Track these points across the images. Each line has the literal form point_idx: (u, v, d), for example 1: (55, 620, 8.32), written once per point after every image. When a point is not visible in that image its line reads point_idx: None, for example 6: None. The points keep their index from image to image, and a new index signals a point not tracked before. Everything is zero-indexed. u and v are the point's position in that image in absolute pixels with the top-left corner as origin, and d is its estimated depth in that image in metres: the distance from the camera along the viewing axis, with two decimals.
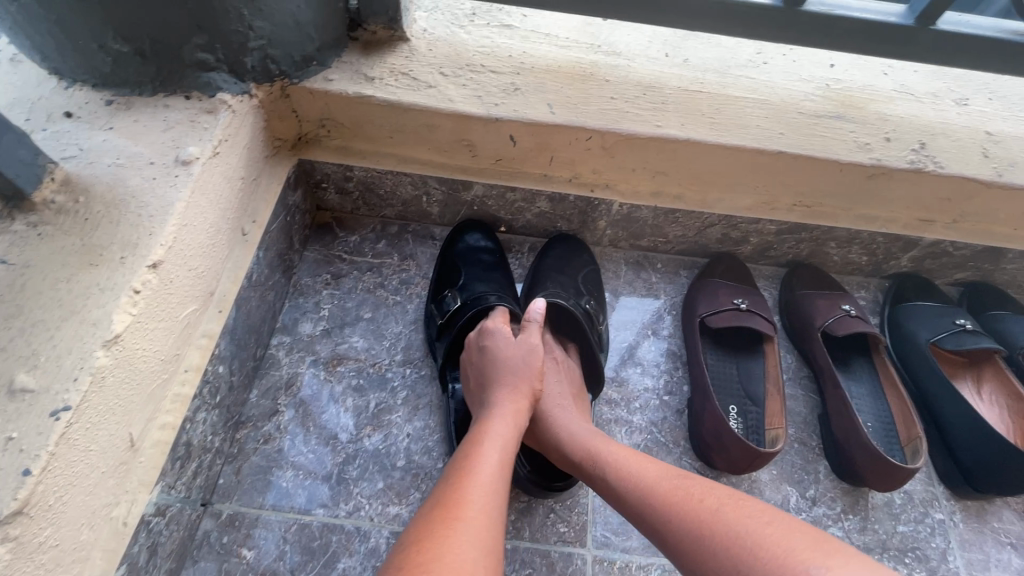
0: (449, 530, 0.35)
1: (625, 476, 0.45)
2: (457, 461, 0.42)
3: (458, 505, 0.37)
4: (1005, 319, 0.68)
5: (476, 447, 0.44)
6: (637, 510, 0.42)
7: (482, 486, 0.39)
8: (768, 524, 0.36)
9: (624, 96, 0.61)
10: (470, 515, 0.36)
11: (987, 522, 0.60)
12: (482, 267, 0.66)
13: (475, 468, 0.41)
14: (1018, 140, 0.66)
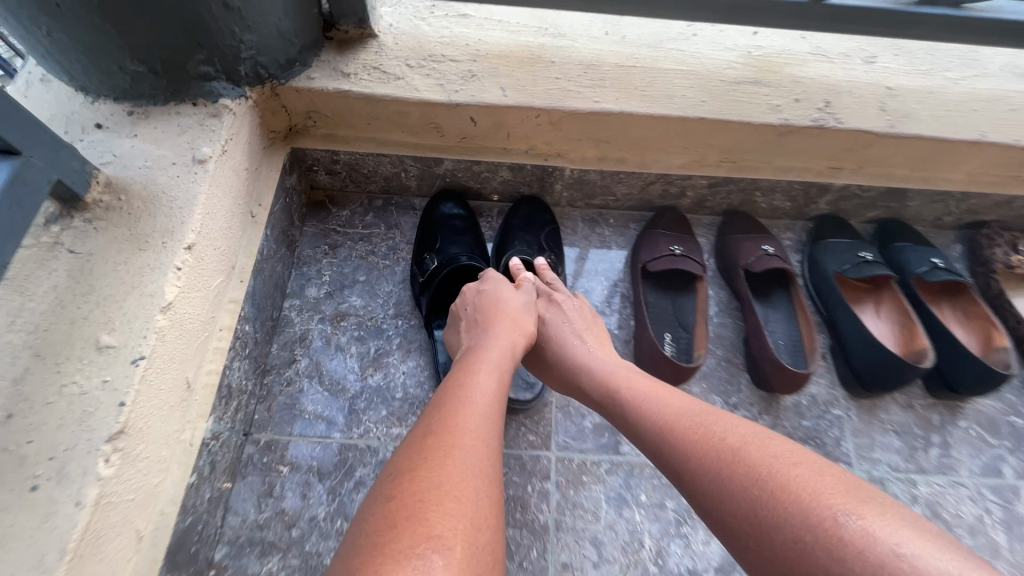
0: (441, 448, 0.41)
1: (651, 413, 0.50)
2: (451, 389, 0.49)
3: (454, 428, 0.43)
4: (905, 251, 0.81)
5: (472, 379, 0.50)
6: (661, 442, 0.47)
7: (476, 416, 0.45)
8: (790, 468, 0.38)
9: (568, 75, 0.71)
10: (464, 438, 0.42)
11: (876, 414, 0.74)
12: (456, 232, 0.77)
13: (469, 400, 0.47)
14: (914, 92, 0.76)
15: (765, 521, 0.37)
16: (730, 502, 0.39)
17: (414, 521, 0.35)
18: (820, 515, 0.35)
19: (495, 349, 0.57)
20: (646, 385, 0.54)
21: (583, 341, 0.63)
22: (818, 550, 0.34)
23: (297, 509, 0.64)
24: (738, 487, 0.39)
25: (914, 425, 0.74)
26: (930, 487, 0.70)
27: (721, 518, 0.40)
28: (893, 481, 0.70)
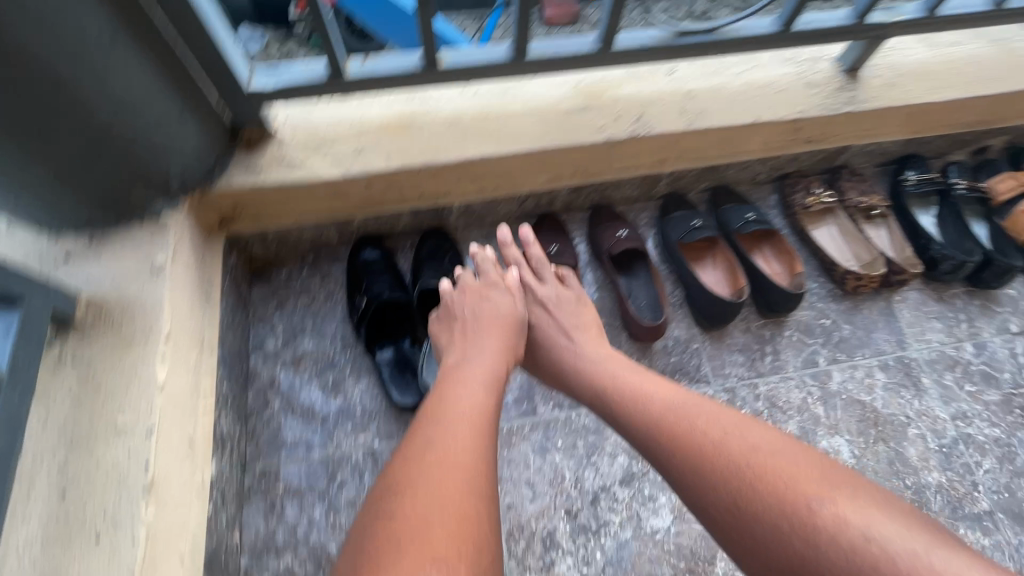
0: (433, 486, 0.55)
1: (642, 416, 0.66)
2: (432, 421, 0.62)
3: (439, 464, 0.57)
4: (728, 210, 1.05)
5: (451, 407, 0.64)
6: (654, 436, 0.63)
7: (458, 446, 0.59)
8: (773, 460, 0.55)
9: (437, 134, 0.89)
10: (453, 471, 0.56)
11: (723, 341, 0.98)
12: (377, 271, 0.95)
13: (451, 430, 0.61)
14: (707, 92, 0.98)
15: (747, 502, 0.54)
16: (716, 486, 0.56)
17: (426, 561, 0.49)
18: (795, 496, 0.52)
19: (473, 368, 0.72)
20: (636, 387, 0.69)
21: (564, 329, 0.84)
22: (787, 524, 0.51)
23: (298, 514, 0.82)
24: (725, 479, 0.56)
25: (752, 342, 0.98)
26: (767, 385, 0.95)
27: (699, 498, 0.57)
28: (740, 387, 0.95)
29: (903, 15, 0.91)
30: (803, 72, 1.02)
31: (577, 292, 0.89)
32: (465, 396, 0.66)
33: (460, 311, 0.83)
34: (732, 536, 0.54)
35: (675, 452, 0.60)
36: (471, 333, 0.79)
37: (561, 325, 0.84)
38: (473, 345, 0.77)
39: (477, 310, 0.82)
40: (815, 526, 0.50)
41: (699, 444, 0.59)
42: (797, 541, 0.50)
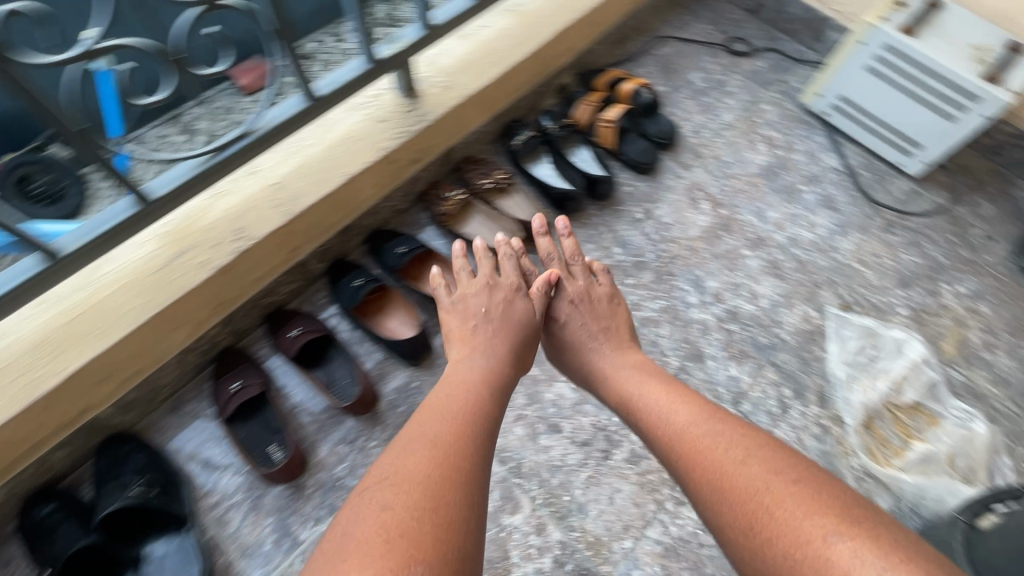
0: (433, 462, 0.66)
1: (668, 434, 0.78)
2: (444, 416, 0.74)
3: (435, 451, 0.68)
4: (384, 254, 1.13)
5: (461, 406, 0.77)
6: (674, 448, 0.76)
7: (456, 436, 0.71)
8: (792, 486, 0.64)
9: (22, 369, 0.80)
10: (441, 455, 0.67)
11: (434, 366, 1.07)
12: (57, 526, 0.85)
13: (465, 427, 0.73)
14: (291, 175, 1.02)
15: (749, 516, 0.64)
16: (728, 502, 0.67)
17: (412, 524, 0.59)
18: (808, 532, 0.59)
19: (479, 366, 0.85)
20: (657, 408, 0.83)
21: (597, 326, 1.00)
22: (798, 556, 0.58)
23: None
24: (739, 500, 0.66)
25: None
26: None
27: (714, 511, 0.68)
28: None
29: (405, 40, 1.03)
30: (370, 113, 1.11)
31: (607, 292, 1.05)
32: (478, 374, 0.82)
33: (460, 322, 0.96)
34: (741, 548, 0.64)
35: (694, 469, 0.72)
36: (492, 324, 0.93)
37: (607, 311, 1.03)
38: (501, 334, 0.92)
39: (486, 301, 0.97)
40: (825, 556, 0.57)
41: (723, 460, 0.71)
42: (799, 562, 0.58)
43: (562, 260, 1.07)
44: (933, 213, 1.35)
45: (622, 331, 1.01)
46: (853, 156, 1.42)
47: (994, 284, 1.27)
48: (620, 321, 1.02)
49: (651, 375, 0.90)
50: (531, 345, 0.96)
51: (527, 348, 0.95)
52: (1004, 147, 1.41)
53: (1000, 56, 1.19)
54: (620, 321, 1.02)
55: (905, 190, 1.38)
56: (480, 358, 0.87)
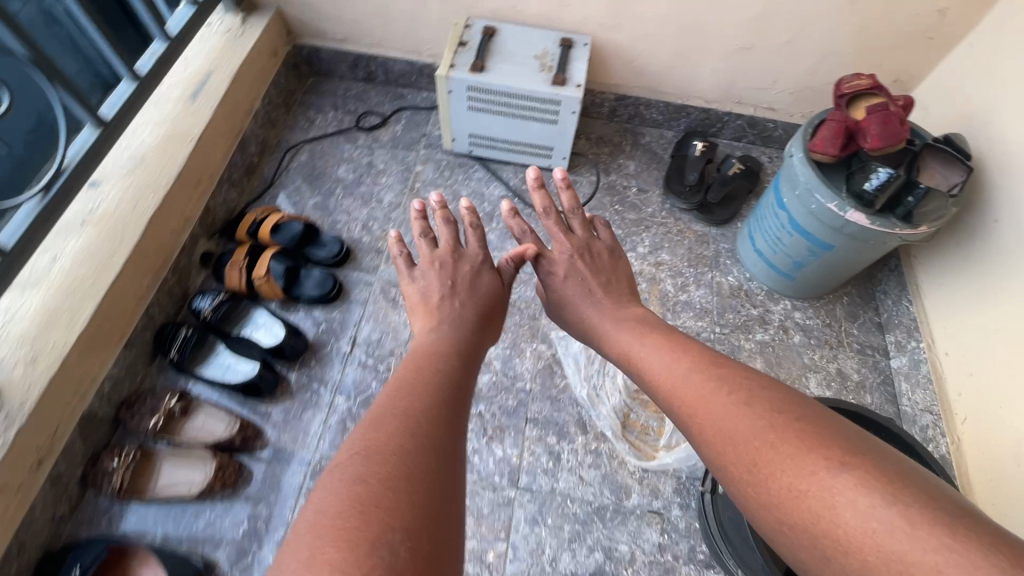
0: (414, 448, 0.65)
1: (676, 376, 0.83)
2: (442, 395, 0.76)
3: (430, 430, 0.68)
4: None
5: (451, 391, 0.78)
6: (672, 393, 0.82)
7: (444, 416, 0.72)
8: (790, 418, 0.68)
9: None
10: (440, 432, 0.68)
11: None
12: None
13: (446, 404, 0.74)
14: None
15: (753, 458, 0.67)
16: (729, 442, 0.70)
17: (387, 497, 0.58)
18: (812, 463, 0.62)
19: (461, 362, 0.87)
20: (656, 366, 0.88)
21: (597, 283, 1.10)
22: (800, 484, 0.62)
23: None
24: (741, 439, 0.69)
25: None
26: None
27: (714, 452, 0.72)
28: None
29: None
30: None
31: (606, 248, 1.17)
32: (448, 366, 0.83)
33: (441, 283, 1.05)
34: (738, 481, 0.68)
35: (695, 405, 0.77)
36: (464, 316, 0.99)
37: (605, 267, 1.14)
38: (463, 326, 0.96)
39: (449, 279, 1.06)
40: (831, 480, 0.60)
41: (720, 395, 0.75)
42: (805, 489, 0.61)
43: (565, 213, 1.19)
44: (594, 194, 1.48)
45: (619, 290, 1.10)
46: (511, 177, 1.49)
47: (663, 231, 1.43)
48: (616, 282, 1.12)
49: (644, 332, 0.96)
50: (483, 326, 1.00)
51: (491, 328, 1.02)
52: (617, 109, 1.60)
53: (558, 58, 1.33)
54: (613, 281, 1.12)
55: (565, 185, 1.50)
56: (448, 340, 0.89)
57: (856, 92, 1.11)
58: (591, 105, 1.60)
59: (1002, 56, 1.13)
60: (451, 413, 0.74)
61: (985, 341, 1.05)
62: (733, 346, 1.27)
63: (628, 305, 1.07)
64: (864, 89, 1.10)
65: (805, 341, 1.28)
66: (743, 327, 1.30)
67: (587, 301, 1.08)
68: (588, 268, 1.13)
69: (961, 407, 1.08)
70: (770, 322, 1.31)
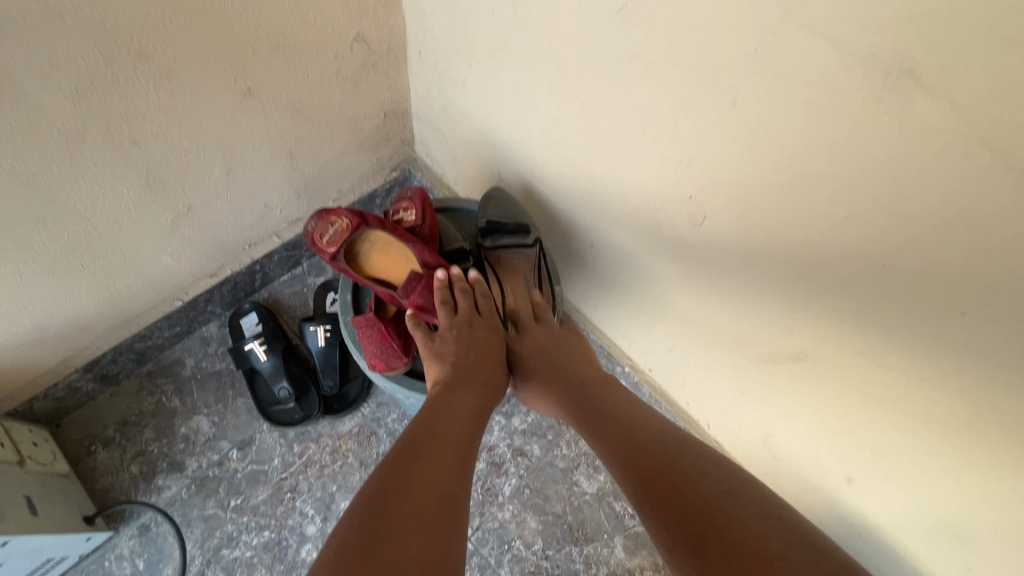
0: (403, 497, 0.49)
1: (643, 419, 0.64)
2: (449, 447, 0.56)
3: (431, 483, 0.51)
4: None
5: (456, 447, 0.57)
6: (629, 440, 0.61)
7: (455, 478, 0.53)
8: (750, 506, 0.49)
9: None
10: (439, 492, 0.51)
11: None
12: None
13: (446, 453, 0.56)
14: None
15: (702, 528, 0.49)
16: (676, 506, 0.51)
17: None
18: (768, 544, 0.46)
19: (467, 421, 0.62)
20: (616, 405, 0.67)
21: (568, 355, 0.77)
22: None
23: None
24: (709, 496, 0.51)
25: None
26: None
27: (662, 520, 0.51)
28: None
29: None
30: None
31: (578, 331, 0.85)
32: (454, 425, 0.60)
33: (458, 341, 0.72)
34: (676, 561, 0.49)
35: (658, 439, 0.60)
36: (473, 382, 0.68)
37: (579, 350, 0.80)
38: (472, 384, 0.68)
39: (470, 341, 0.73)
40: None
41: (687, 448, 0.57)
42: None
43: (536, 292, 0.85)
44: (187, 520, 0.92)
45: (581, 370, 0.76)
46: None
47: (317, 473, 0.98)
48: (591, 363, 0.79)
49: (603, 381, 0.73)
50: (476, 386, 0.68)
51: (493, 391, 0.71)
52: (109, 373, 0.97)
53: None
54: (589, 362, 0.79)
55: (135, 549, 0.89)
56: (442, 405, 0.63)
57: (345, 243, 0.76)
58: (60, 402, 0.93)
59: (458, 61, 0.85)
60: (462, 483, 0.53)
61: (670, 356, 0.92)
62: (498, 529, 0.98)
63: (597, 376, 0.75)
64: (348, 237, 0.75)
65: (545, 445, 1.05)
66: (487, 496, 1.00)
67: (547, 376, 0.75)
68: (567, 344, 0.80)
69: (699, 414, 0.98)
70: (503, 461, 1.03)
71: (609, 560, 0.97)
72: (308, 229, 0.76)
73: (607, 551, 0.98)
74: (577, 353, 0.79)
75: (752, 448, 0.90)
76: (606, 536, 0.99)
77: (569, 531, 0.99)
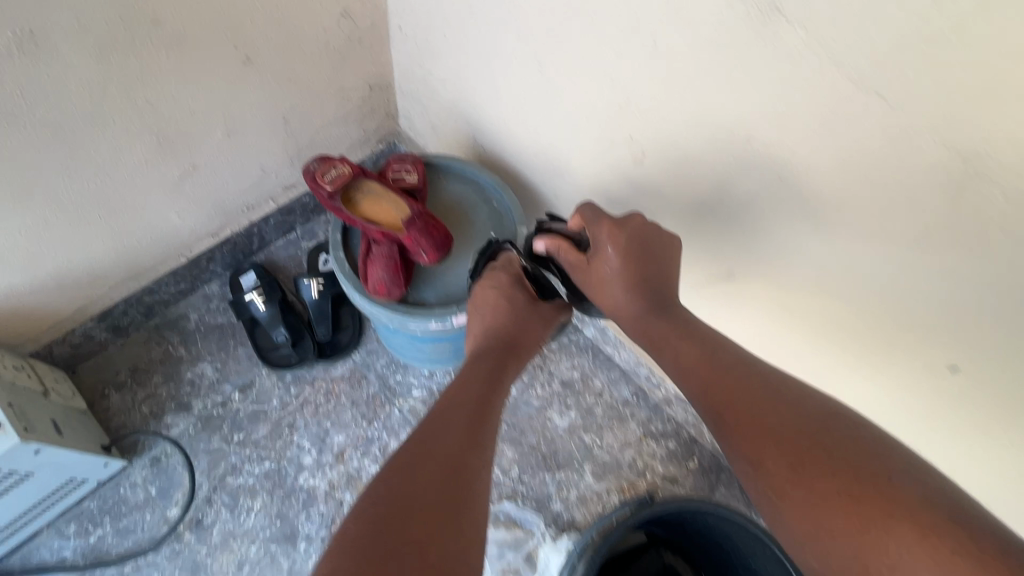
0: (421, 466, 0.55)
1: (724, 354, 0.61)
2: (462, 424, 0.63)
3: (444, 453, 0.58)
4: None
5: (466, 423, 0.63)
6: (731, 374, 0.58)
7: (468, 452, 0.59)
8: (847, 452, 0.48)
9: None
10: (452, 460, 0.57)
11: None
12: None
13: (459, 427, 0.62)
14: None
15: (803, 459, 0.49)
16: (782, 440, 0.51)
17: (401, 539, 0.49)
18: (868, 478, 0.46)
19: (480, 399, 0.67)
20: (699, 336, 0.64)
21: (647, 268, 0.69)
22: (828, 526, 0.46)
23: None
24: (808, 438, 0.50)
25: None
26: None
27: (741, 447, 0.53)
28: None
29: None
30: None
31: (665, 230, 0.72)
32: (467, 403, 0.66)
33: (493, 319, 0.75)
34: (762, 475, 0.51)
35: (750, 378, 0.57)
36: (494, 359, 0.72)
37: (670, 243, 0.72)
38: (492, 362, 0.72)
39: (503, 313, 0.75)
40: (896, 507, 0.44)
41: (779, 391, 0.55)
42: (818, 521, 0.47)
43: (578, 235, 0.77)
44: (194, 453, 1.01)
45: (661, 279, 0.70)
46: (62, 546, 0.92)
47: (311, 410, 1.08)
48: (674, 266, 0.71)
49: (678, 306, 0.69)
50: (507, 360, 0.74)
51: (512, 361, 0.75)
52: (120, 323, 1.06)
53: None
54: (673, 262, 0.71)
55: (147, 477, 0.98)
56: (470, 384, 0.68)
57: (342, 185, 0.84)
58: (75, 349, 1.02)
59: (434, 32, 0.95)
60: (474, 453, 0.60)
61: None
62: None
63: (672, 291, 0.70)
64: (345, 179, 0.83)
65: (520, 386, 1.16)
66: None
67: (621, 276, 0.70)
68: (647, 249, 0.70)
69: None
70: None
71: (578, 484, 1.07)
72: (311, 171, 0.85)
73: (577, 476, 1.08)
74: (657, 260, 0.70)
75: None
76: (576, 464, 1.09)
77: (542, 460, 1.09)
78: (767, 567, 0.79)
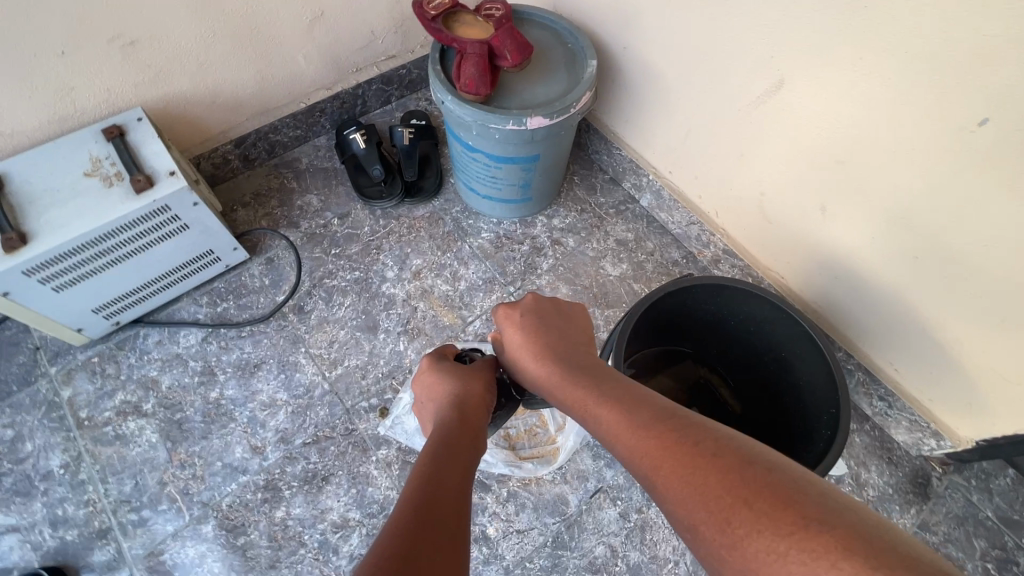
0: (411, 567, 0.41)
1: (614, 396, 0.61)
2: (442, 505, 0.50)
3: (420, 544, 0.44)
4: None
5: (444, 501, 0.51)
6: (632, 418, 0.55)
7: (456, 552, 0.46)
8: (759, 474, 0.43)
9: None
10: (432, 548, 0.44)
11: None
12: None
13: (435, 511, 0.49)
14: None
15: (727, 492, 0.43)
16: (692, 480, 0.46)
17: None
18: (781, 509, 0.40)
19: (455, 476, 0.57)
20: (594, 387, 0.64)
21: (551, 333, 0.78)
22: (770, 559, 0.39)
23: None
24: (717, 475, 0.45)
25: None
26: None
27: (674, 504, 0.46)
28: None
29: None
30: None
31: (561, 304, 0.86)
32: (449, 487, 0.54)
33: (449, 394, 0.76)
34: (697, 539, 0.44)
35: (646, 423, 0.54)
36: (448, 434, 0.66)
37: (572, 309, 0.87)
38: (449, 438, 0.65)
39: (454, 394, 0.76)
40: (819, 523, 0.38)
41: (673, 426, 0.52)
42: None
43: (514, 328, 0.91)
44: (299, 258, 1.21)
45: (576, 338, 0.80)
46: (196, 310, 1.14)
47: (396, 238, 1.25)
48: (578, 326, 0.84)
49: (582, 357, 0.73)
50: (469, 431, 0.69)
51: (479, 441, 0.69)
52: (249, 154, 1.29)
53: (118, 157, 0.96)
54: (575, 324, 0.83)
55: (263, 270, 1.19)
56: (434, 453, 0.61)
57: (442, 11, 1.00)
58: (215, 168, 1.25)
59: None
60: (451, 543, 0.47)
61: (686, 146, 1.13)
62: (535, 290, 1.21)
63: (579, 350, 0.76)
64: (445, 6, 1.00)
65: (579, 239, 1.27)
66: (529, 268, 1.23)
67: (533, 347, 0.76)
68: (547, 326, 0.80)
69: (708, 204, 1.17)
70: (544, 247, 1.26)
71: None
72: None
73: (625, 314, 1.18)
74: (552, 322, 0.81)
75: (752, 220, 1.08)
76: (624, 305, 1.19)
77: (593, 298, 1.20)
78: (797, 351, 0.85)
